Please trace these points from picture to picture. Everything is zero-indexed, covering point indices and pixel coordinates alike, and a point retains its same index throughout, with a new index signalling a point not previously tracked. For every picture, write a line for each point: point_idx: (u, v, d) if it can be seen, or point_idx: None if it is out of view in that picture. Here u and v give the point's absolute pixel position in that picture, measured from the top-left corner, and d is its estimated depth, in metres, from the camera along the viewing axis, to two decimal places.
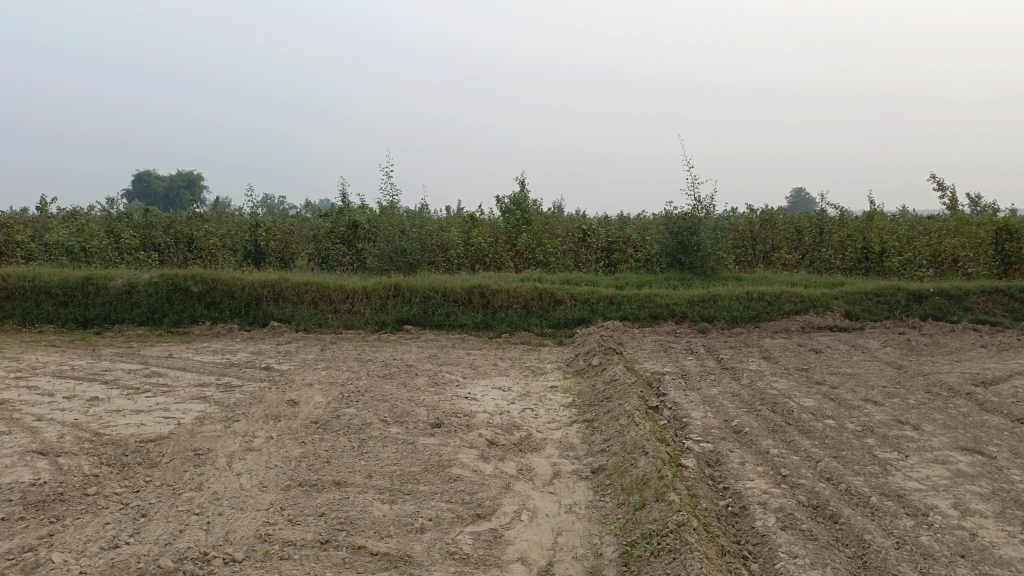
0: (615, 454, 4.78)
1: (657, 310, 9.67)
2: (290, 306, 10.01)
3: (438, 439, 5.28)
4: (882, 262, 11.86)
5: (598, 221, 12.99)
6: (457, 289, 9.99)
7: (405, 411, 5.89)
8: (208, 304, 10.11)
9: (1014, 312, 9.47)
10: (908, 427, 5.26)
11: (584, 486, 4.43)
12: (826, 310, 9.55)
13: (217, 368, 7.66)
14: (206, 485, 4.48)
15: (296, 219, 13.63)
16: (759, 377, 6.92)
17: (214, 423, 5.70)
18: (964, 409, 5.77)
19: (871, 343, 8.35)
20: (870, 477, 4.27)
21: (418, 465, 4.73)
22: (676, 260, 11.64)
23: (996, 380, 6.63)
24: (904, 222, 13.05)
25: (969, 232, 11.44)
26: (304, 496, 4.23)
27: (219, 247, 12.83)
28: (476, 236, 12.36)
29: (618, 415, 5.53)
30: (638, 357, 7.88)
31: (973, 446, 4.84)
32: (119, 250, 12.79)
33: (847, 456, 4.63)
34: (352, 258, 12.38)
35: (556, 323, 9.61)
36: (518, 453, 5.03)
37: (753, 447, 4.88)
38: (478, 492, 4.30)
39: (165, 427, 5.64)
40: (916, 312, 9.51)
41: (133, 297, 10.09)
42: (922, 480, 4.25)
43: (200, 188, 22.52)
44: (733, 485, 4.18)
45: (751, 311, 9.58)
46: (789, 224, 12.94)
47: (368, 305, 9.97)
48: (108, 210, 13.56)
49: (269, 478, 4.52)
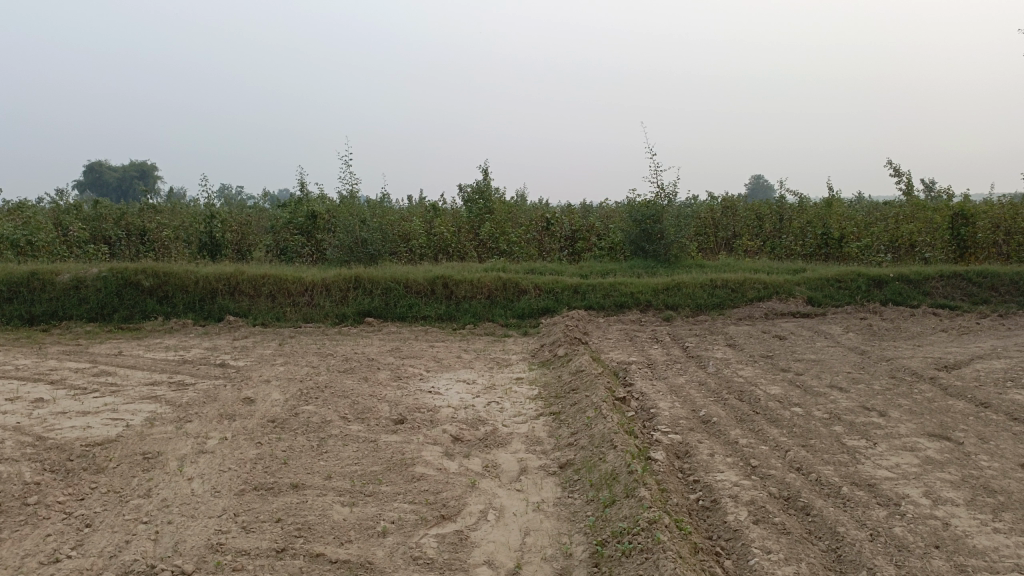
0: (583, 448, 4.67)
1: (622, 298, 9.60)
2: (247, 299, 9.72)
3: (401, 436, 5.11)
4: (842, 248, 11.98)
5: (561, 209, 12.87)
6: (419, 280, 9.80)
7: (367, 408, 5.70)
8: (160, 299, 9.77)
9: (972, 296, 9.60)
10: (875, 414, 5.25)
11: (552, 483, 4.30)
12: (789, 297, 9.58)
13: (169, 366, 7.37)
14: (155, 492, 4.26)
15: (254, 210, 13.26)
16: (725, 365, 6.88)
17: (165, 424, 5.45)
18: (928, 394, 5.78)
19: (834, 328, 8.38)
20: (839, 466, 4.23)
21: (380, 464, 4.56)
22: (640, 248, 11.59)
23: (958, 364, 6.69)
24: (862, 208, 13.20)
25: (926, 218, 11.60)
26: (259, 502, 4.04)
27: (172, 240, 12.43)
28: (438, 226, 12.15)
29: (585, 407, 5.43)
30: (604, 346, 7.79)
31: (940, 432, 4.84)
32: (67, 243, 12.30)
33: (816, 445, 4.58)
34: (311, 250, 12.10)
35: (521, 313, 9.48)
36: (483, 449, 4.89)
37: (721, 437, 4.81)
38: (443, 492, 4.14)
39: (113, 430, 5.37)
40: (877, 297, 9.58)
41: (81, 293, 9.70)
42: (891, 468, 4.21)
43: (154, 179, 21.85)
44: (704, 478, 4.09)
45: (715, 298, 9.55)
46: (750, 211, 12.99)
47: (329, 297, 9.73)
48: (56, 202, 13.04)
49: (222, 482, 4.31)
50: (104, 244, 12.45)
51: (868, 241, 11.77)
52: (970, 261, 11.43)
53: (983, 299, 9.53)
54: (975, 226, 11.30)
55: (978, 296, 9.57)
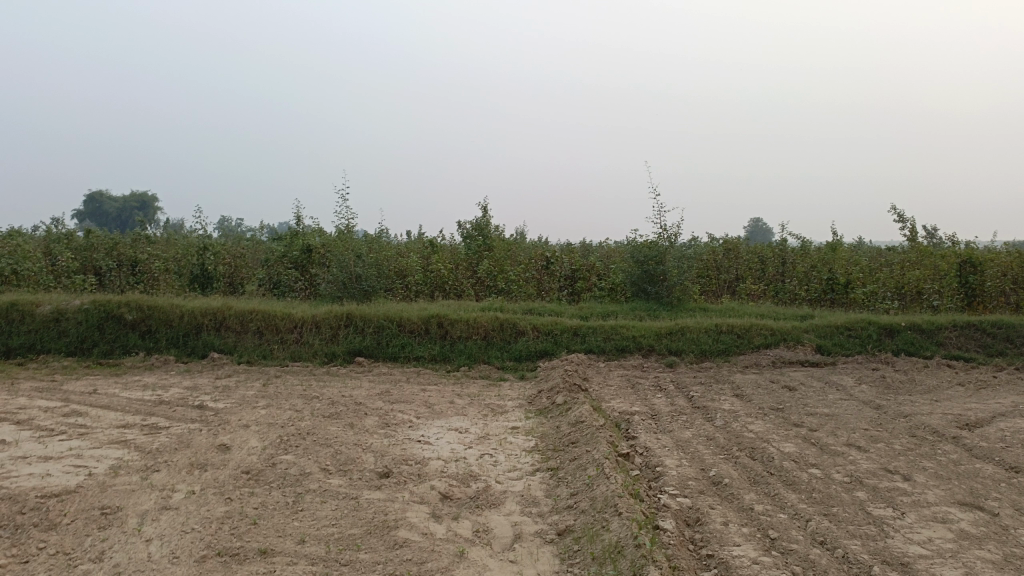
0: (583, 513, 4.26)
1: (623, 342, 9.23)
2: (233, 336, 9.33)
3: (385, 493, 4.69)
4: (848, 293, 11.63)
5: (561, 248, 12.55)
6: (413, 318, 9.42)
7: (350, 458, 5.28)
8: (143, 333, 9.38)
9: (987, 347, 9.24)
10: (899, 478, 4.85)
11: (548, 553, 3.89)
12: (797, 344, 9.21)
13: (145, 406, 6.95)
14: (107, 555, 3.83)
15: (249, 241, 12.94)
16: (733, 418, 6.47)
17: (131, 474, 5.03)
18: (954, 456, 5.38)
19: (845, 379, 8.00)
20: (867, 541, 3.81)
21: (360, 526, 4.14)
22: (642, 289, 11.25)
23: (980, 422, 6.28)
24: (867, 254, 12.91)
25: (933, 265, 11.30)
26: (220, 571, 3.63)
27: (163, 272, 12.09)
28: (435, 263, 11.83)
29: (586, 464, 5.01)
30: (605, 394, 7.40)
31: (972, 501, 4.43)
32: (54, 273, 11.94)
33: (839, 514, 4.18)
34: (304, 284, 11.75)
35: (518, 355, 9.10)
36: (474, 510, 4.48)
37: (735, 503, 4.40)
38: (428, 562, 3.73)
39: (73, 479, 4.95)
40: (889, 347, 9.22)
41: (61, 325, 9.31)
42: (925, 544, 3.81)
43: (153, 210, 21.59)
44: (718, 552, 3.68)
45: (720, 344, 9.18)
46: (752, 254, 12.70)
47: (318, 335, 9.33)
48: (48, 230, 12.73)
49: (183, 545, 3.89)
50: (94, 275, 12.10)
51: (874, 287, 11.45)
52: (979, 310, 11.10)
53: (999, 351, 9.17)
54: (983, 275, 10.97)
55: (994, 347, 9.21)
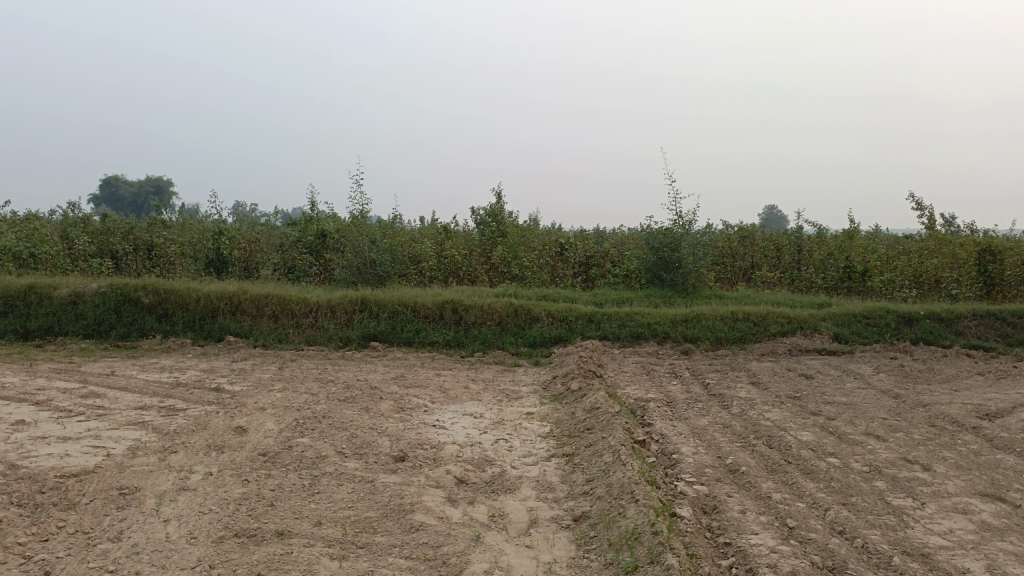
0: (600, 499, 4.25)
1: (638, 329, 9.19)
2: (248, 320, 9.36)
3: (401, 477, 4.69)
4: (865, 282, 11.51)
5: (575, 234, 12.48)
6: (428, 304, 9.42)
7: (366, 442, 5.29)
8: (159, 316, 9.44)
9: (1007, 337, 9.12)
10: (918, 468, 4.80)
11: (565, 539, 3.88)
12: (813, 333, 9.13)
13: (161, 389, 7.00)
14: (126, 535, 3.86)
15: (264, 226, 12.97)
16: (750, 406, 6.43)
17: (148, 455, 5.06)
18: (974, 446, 5.32)
19: (863, 368, 7.93)
20: (887, 531, 3.78)
21: (376, 509, 4.14)
22: (657, 276, 11.19)
23: (1001, 412, 6.20)
24: (884, 242, 12.77)
25: (952, 253, 11.16)
26: (238, 552, 3.65)
27: (179, 255, 12.14)
28: (449, 248, 11.81)
29: (602, 450, 4.99)
30: (620, 381, 7.37)
31: (993, 492, 4.38)
32: (72, 256, 12.02)
33: (858, 504, 4.14)
34: (319, 269, 11.76)
35: (533, 341, 9.08)
36: (490, 495, 4.47)
37: (752, 491, 4.37)
38: (445, 546, 3.73)
39: (91, 460, 4.98)
40: (907, 336, 9.12)
41: (79, 308, 9.38)
42: (945, 534, 3.77)
43: (168, 195, 21.67)
44: (736, 540, 3.66)
45: (736, 332, 9.12)
46: (768, 242, 12.59)
47: (333, 320, 9.35)
48: (65, 214, 12.81)
49: (200, 526, 3.91)
50: (110, 258, 12.17)
51: (892, 275, 11.34)
52: (999, 299, 10.95)
53: (1020, 340, 9.05)
54: (1003, 263, 10.81)
55: (1014, 337, 9.09)
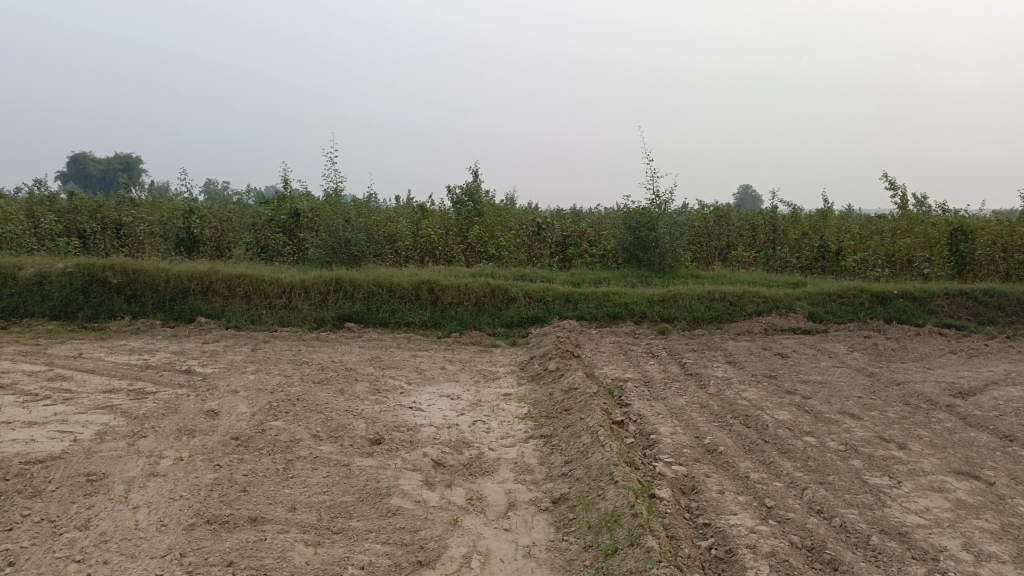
0: (578, 481, 4.21)
1: (616, 309, 9.16)
2: (220, 300, 9.19)
3: (377, 460, 4.62)
4: (839, 261, 11.58)
5: (552, 214, 12.40)
6: (403, 284, 9.31)
7: (341, 425, 5.21)
8: (128, 297, 9.24)
9: (978, 315, 9.23)
10: (894, 446, 4.83)
11: (543, 522, 3.84)
12: (789, 312, 9.18)
13: (131, 371, 6.84)
14: (93, 523, 3.76)
15: (237, 205, 12.73)
16: (727, 385, 6.43)
17: (117, 440, 4.94)
18: (948, 424, 5.37)
19: (838, 347, 7.98)
20: (864, 510, 3.79)
21: (352, 494, 4.07)
22: (634, 256, 11.16)
23: (973, 390, 6.28)
24: (858, 222, 12.85)
25: (924, 233, 11.25)
26: (210, 539, 3.56)
27: (148, 235, 11.88)
28: (425, 228, 11.68)
29: (580, 431, 4.96)
30: (598, 361, 7.34)
31: (967, 469, 4.42)
32: (37, 235, 11.71)
33: (835, 483, 4.15)
34: (293, 248, 11.57)
35: (510, 321, 9.02)
36: (467, 478, 4.42)
37: (730, 471, 4.36)
38: (422, 530, 3.68)
39: (57, 445, 4.85)
40: (881, 315, 9.20)
41: (44, 289, 9.14)
42: (922, 513, 3.79)
43: (138, 172, 21.22)
44: (715, 521, 3.65)
45: (712, 312, 9.13)
46: (743, 221, 12.62)
47: (307, 300, 9.21)
48: (30, 192, 12.47)
49: (171, 513, 3.82)
50: (77, 238, 11.87)
51: (865, 254, 11.42)
52: (969, 278, 11.06)
53: (991, 319, 9.16)
54: (974, 243, 10.89)
55: (985, 315, 9.20)
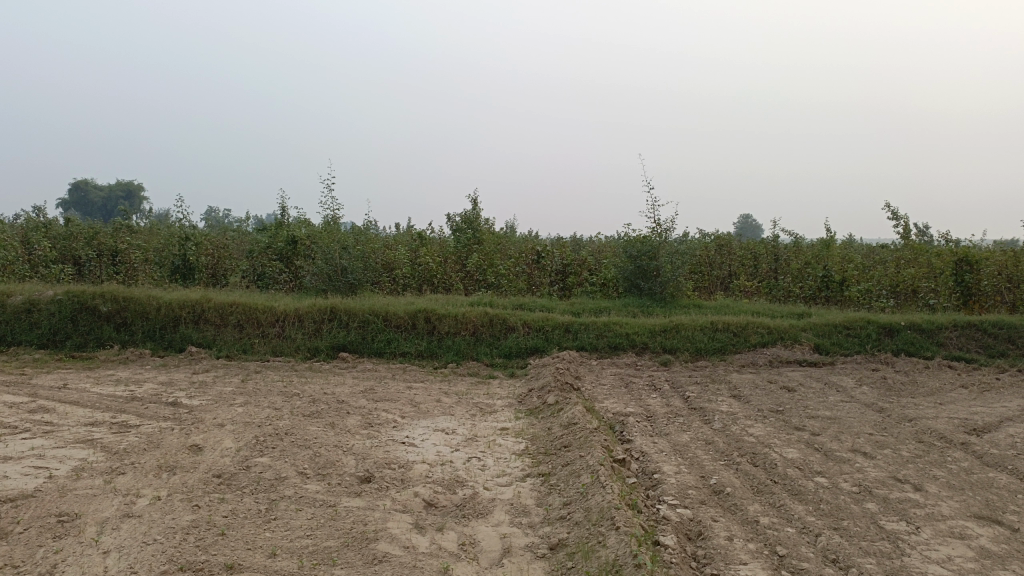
0: (578, 524, 3.98)
1: (617, 340, 8.95)
2: (212, 329, 8.98)
3: (365, 500, 4.38)
4: (843, 291, 11.40)
5: (552, 242, 12.23)
6: (400, 313, 9.10)
7: (329, 461, 4.98)
8: (118, 325, 9.03)
9: (987, 348, 9.01)
10: (909, 487, 4.59)
11: (540, 571, 3.60)
12: (794, 343, 8.96)
13: (115, 403, 6.61)
14: (59, 570, 3.52)
15: (235, 232, 12.59)
16: (732, 420, 6.19)
17: (94, 477, 4.70)
18: (965, 464, 5.13)
19: (845, 380, 7.75)
20: (883, 560, 3.55)
21: (337, 538, 3.84)
22: (635, 285, 10.97)
23: (988, 427, 6.03)
24: (860, 252, 12.68)
25: (928, 263, 11.06)
26: None
27: (143, 261, 11.71)
28: (424, 256, 11.51)
29: (580, 470, 4.72)
30: (598, 394, 7.11)
31: (988, 514, 4.18)
32: (31, 262, 11.54)
33: (850, 528, 3.91)
34: (289, 276, 11.40)
35: (508, 352, 8.80)
36: (460, 521, 4.18)
37: (738, 515, 4.12)
38: None
39: (30, 482, 4.61)
40: (888, 347, 8.98)
41: (33, 316, 8.94)
42: (944, 563, 3.55)
43: (139, 199, 21.19)
44: (723, 572, 3.42)
45: (716, 343, 8.92)
46: (745, 250, 12.47)
47: (301, 329, 9.00)
48: (26, 217, 12.33)
49: (142, 560, 3.58)
50: (73, 264, 11.72)
51: (869, 285, 11.23)
52: (975, 309, 10.84)
53: (1000, 352, 8.93)
54: (980, 273, 10.66)
55: (995, 348, 8.98)
